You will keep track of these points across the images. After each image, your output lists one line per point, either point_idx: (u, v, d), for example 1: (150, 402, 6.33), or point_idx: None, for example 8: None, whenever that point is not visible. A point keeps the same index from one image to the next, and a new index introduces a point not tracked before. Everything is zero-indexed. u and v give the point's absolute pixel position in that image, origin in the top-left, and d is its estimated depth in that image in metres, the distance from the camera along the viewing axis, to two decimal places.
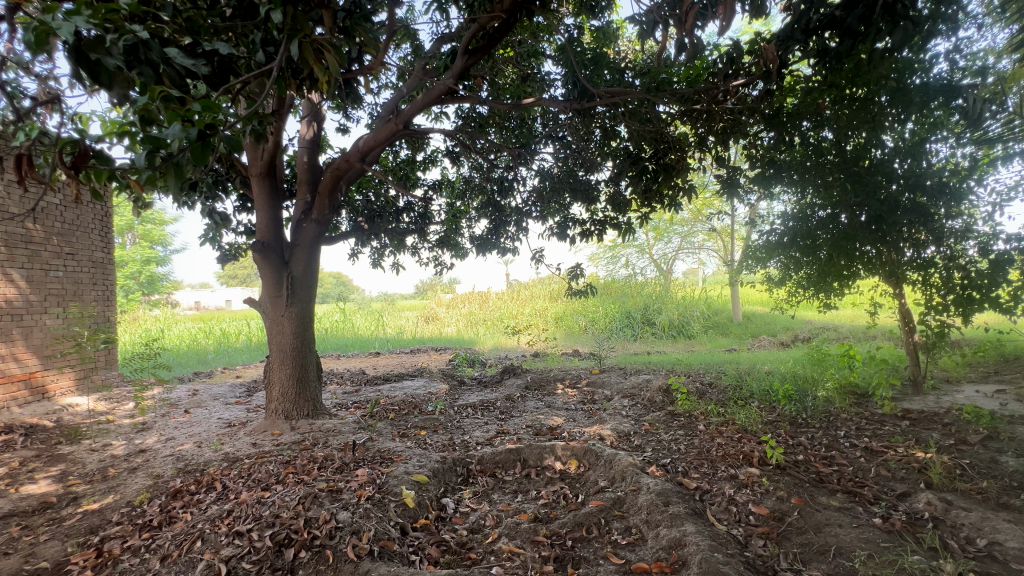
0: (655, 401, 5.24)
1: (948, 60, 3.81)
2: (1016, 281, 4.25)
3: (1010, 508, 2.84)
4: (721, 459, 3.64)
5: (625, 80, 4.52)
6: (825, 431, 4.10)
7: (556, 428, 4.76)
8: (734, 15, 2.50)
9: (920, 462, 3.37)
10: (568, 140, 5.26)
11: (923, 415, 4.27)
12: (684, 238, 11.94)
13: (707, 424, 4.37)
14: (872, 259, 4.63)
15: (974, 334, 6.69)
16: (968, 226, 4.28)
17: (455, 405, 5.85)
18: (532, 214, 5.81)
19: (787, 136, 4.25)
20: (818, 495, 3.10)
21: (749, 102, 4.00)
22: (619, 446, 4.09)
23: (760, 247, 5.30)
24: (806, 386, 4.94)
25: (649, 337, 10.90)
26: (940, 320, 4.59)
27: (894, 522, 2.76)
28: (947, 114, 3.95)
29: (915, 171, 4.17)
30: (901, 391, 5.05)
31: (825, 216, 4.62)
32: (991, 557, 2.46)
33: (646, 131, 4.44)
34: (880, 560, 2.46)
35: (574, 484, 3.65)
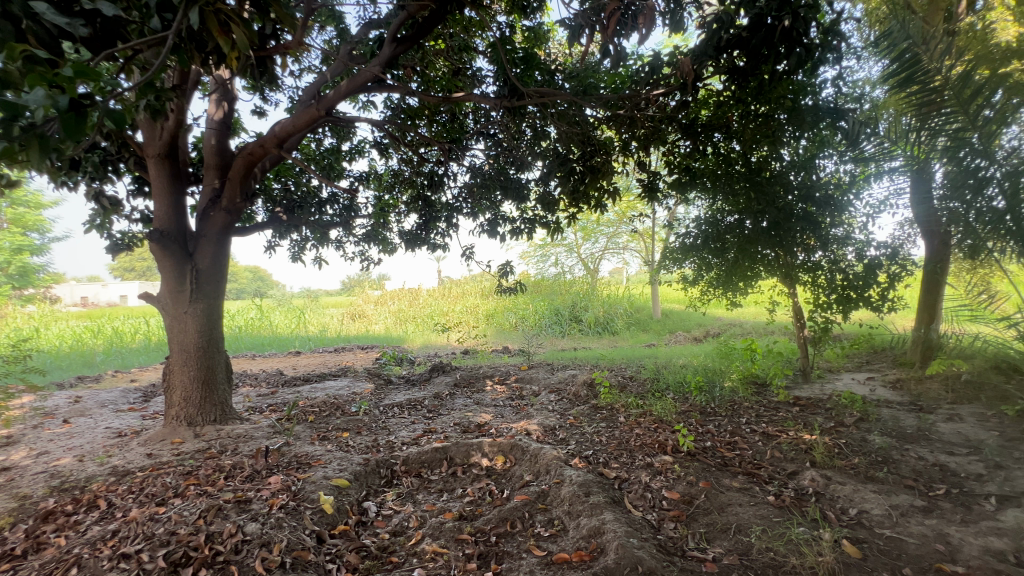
0: (580, 395, 5.42)
1: (834, 86, 4.26)
2: (883, 282, 4.88)
3: (875, 480, 3.24)
4: (639, 449, 3.85)
5: (554, 82, 4.60)
6: (729, 418, 4.47)
7: (484, 425, 4.76)
8: (653, 24, 2.63)
9: (806, 443, 3.76)
10: (498, 138, 5.23)
11: (810, 401, 4.78)
12: (610, 239, 12.43)
13: (627, 416, 4.60)
14: (771, 261, 5.05)
15: (851, 330, 7.60)
16: (848, 233, 4.81)
17: (381, 405, 5.66)
18: (463, 210, 5.73)
19: (701, 145, 4.55)
20: (721, 478, 3.36)
21: (668, 111, 4.27)
22: (544, 440, 4.17)
23: (676, 248, 5.62)
24: (714, 378, 5.36)
25: (576, 334, 11.26)
26: (825, 316, 5.13)
27: (784, 499, 3.06)
28: (833, 133, 4.43)
29: (807, 182, 4.69)
30: (793, 380, 5.63)
31: (732, 221, 5.02)
32: (860, 523, 2.79)
33: (574, 132, 4.58)
34: (772, 534, 2.71)
35: (500, 479, 3.67)
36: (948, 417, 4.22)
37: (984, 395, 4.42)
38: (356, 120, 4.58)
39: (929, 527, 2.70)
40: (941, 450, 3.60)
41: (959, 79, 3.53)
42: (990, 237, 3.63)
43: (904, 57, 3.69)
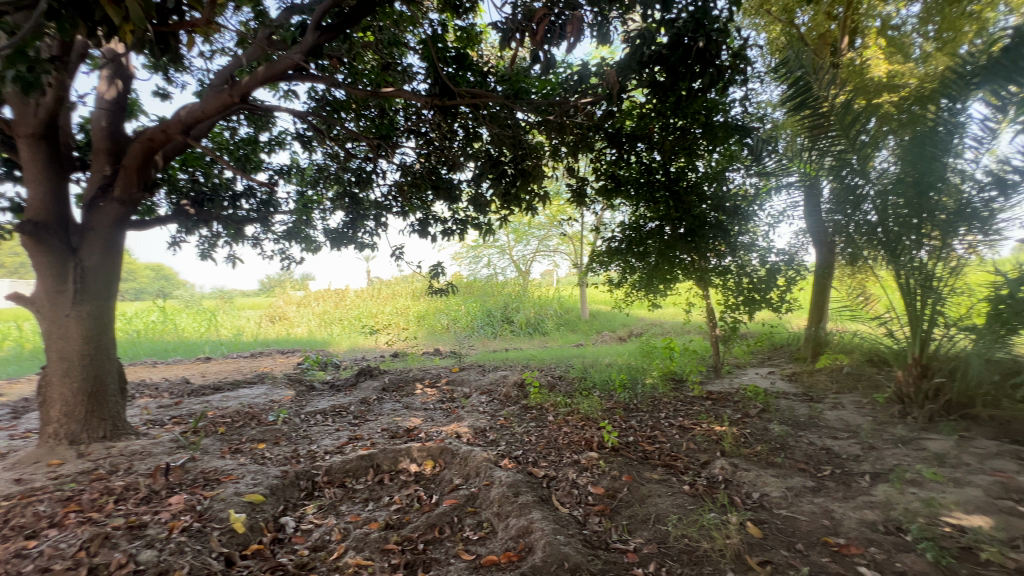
0: (511, 396, 5.46)
1: (742, 106, 4.66)
2: (781, 286, 5.38)
3: (774, 465, 3.57)
4: (566, 447, 3.96)
5: (486, 84, 4.60)
6: (650, 413, 4.72)
7: (413, 430, 4.65)
8: (581, 34, 2.69)
9: (717, 434, 4.06)
10: (429, 137, 5.13)
11: (721, 395, 5.18)
12: (541, 241, 12.66)
13: (556, 415, 4.71)
14: (687, 265, 5.40)
15: (756, 328, 8.33)
16: (752, 241, 5.24)
17: (302, 412, 5.34)
18: (392, 208, 5.58)
19: (626, 154, 4.85)
20: (642, 471, 3.54)
21: (595, 120, 4.44)
22: (474, 442, 4.16)
23: (603, 251, 5.80)
24: (637, 375, 5.67)
25: (508, 335, 11.37)
26: (733, 316, 5.57)
27: (698, 487, 3.28)
28: (740, 149, 4.80)
29: (719, 193, 5.03)
30: (706, 375, 6.08)
31: (652, 227, 5.33)
32: (762, 505, 3.06)
33: (505, 136, 4.63)
34: (686, 521, 2.88)
35: (429, 485, 3.59)
36: (833, 404, 4.75)
37: (861, 384, 5.04)
38: (276, 109, 4.27)
39: (818, 505, 3.00)
40: (828, 435, 4.04)
41: (842, 107, 4.06)
42: (865, 246, 4.18)
43: (798, 83, 4.08)
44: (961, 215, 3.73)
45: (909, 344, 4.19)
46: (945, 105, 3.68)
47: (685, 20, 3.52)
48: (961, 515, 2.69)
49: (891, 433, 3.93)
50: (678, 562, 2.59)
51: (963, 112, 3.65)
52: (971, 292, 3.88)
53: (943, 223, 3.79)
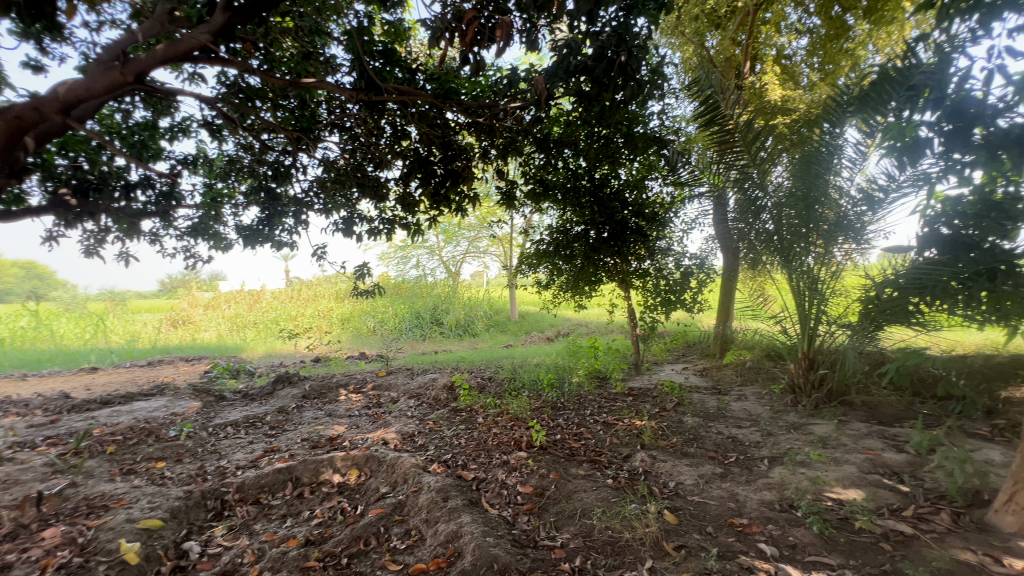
0: (440, 399, 5.39)
1: (659, 119, 4.98)
2: (694, 287, 5.78)
3: (688, 455, 3.84)
4: (496, 448, 3.99)
5: (415, 82, 4.51)
6: (576, 411, 4.89)
7: (336, 438, 4.44)
8: (510, 40, 2.70)
9: (638, 428, 4.29)
10: (354, 132, 4.92)
11: (641, 391, 5.48)
12: (471, 242, 12.59)
13: (485, 417, 4.71)
14: (611, 268, 5.66)
15: (671, 326, 8.92)
16: (668, 246, 5.63)
17: (210, 425, 4.89)
18: (314, 206, 5.29)
19: (554, 160, 5.00)
20: (569, 467, 3.65)
21: (523, 124, 4.47)
22: (402, 448, 4.06)
23: (532, 254, 5.90)
24: (564, 374, 5.86)
25: (437, 337, 11.23)
26: (652, 316, 5.90)
27: (621, 480, 3.44)
28: (657, 160, 5.12)
29: (640, 200, 5.29)
30: (628, 372, 6.42)
31: (578, 231, 5.51)
32: (677, 493, 3.28)
33: (434, 135, 4.62)
34: (610, 513, 3.00)
35: (353, 495, 3.44)
36: (738, 396, 5.21)
37: (760, 377, 5.58)
38: (178, 93, 3.88)
39: (725, 489, 3.27)
40: (733, 424, 4.42)
41: (745, 126, 4.45)
42: (764, 252, 4.59)
43: (708, 101, 4.41)
44: (840, 226, 4.27)
45: (800, 340, 4.71)
46: (827, 129, 4.19)
47: (608, 34, 3.68)
48: (840, 490, 3.05)
49: (785, 420, 4.39)
50: (601, 554, 2.70)
51: (841, 136, 4.17)
52: (848, 293, 4.44)
53: (826, 233, 4.31)
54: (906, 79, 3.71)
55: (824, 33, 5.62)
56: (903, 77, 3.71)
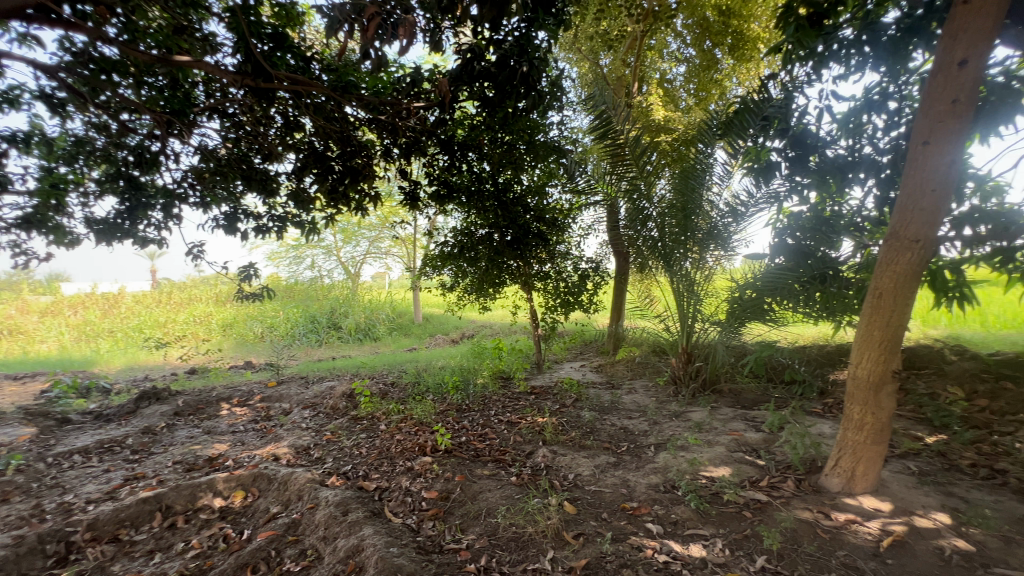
0: (339, 408, 5.11)
1: (558, 129, 5.23)
2: (590, 289, 6.15)
3: (585, 447, 4.08)
4: (399, 455, 3.90)
5: (310, 71, 4.24)
6: (481, 412, 4.95)
7: (216, 458, 4.01)
8: (414, 39, 2.62)
9: (539, 425, 4.46)
10: (239, 120, 4.50)
11: (542, 389, 5.69)
12: (372, 243, 12.02)
13: (388, 423, 4.57)
14: (514, 271, 5.84)
15: (570, 326, 9.38)
16: (567, 250, 5.94)
17: (50, 454, 4.13)
18: (189, 199, 4.72)
19: (458, 162, 4.99)
20: (474, 468, 3.69)
21: (428, 125, 4.50)
22: (296, 463, 3.85)
23: (436, 256, 5.86)
24: (469, 376, 5.89)
25: (335, 342, 10.60)
26: (553, 317, 6.16)
27: (524, 477, 3.55)
28: (556, 168, 5.38)
29: (540, 206, 5.53)
30: (530, 371, 6.64)
31: (482, 234, 5.60)
32: (576, 484, 3.47)
33: (332, 130, 4.40)
34: (513, 510, 3.08)
35: (238, 519, 3.14)
36: (629, 390, 5.65)
37: (648, 371, 6.11)
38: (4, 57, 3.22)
39: (618, 476, 3.53)
40: (625, 416, 4.78)
41: (633, 141, 4.80)
42: (650, 256, 5.10)
43: (602, 116, 4.69)
44: (711, 235, 4.84)
45: (680, 336, 5.22)
46: (702, 149, 4.70)
47: (511, 43, 3.81)
48: (712, 468, 3.46)
49: (669, 409, 4.85)
50: (506, 550, 2.77)
51: (710, 156, 4.73)
52: (717, 294, 5.04)
53: (700, 240, 4.86)
54: (760, 110, 4.30)
55: (698, 63, 6.34)
56: (758, 108, 4.30)
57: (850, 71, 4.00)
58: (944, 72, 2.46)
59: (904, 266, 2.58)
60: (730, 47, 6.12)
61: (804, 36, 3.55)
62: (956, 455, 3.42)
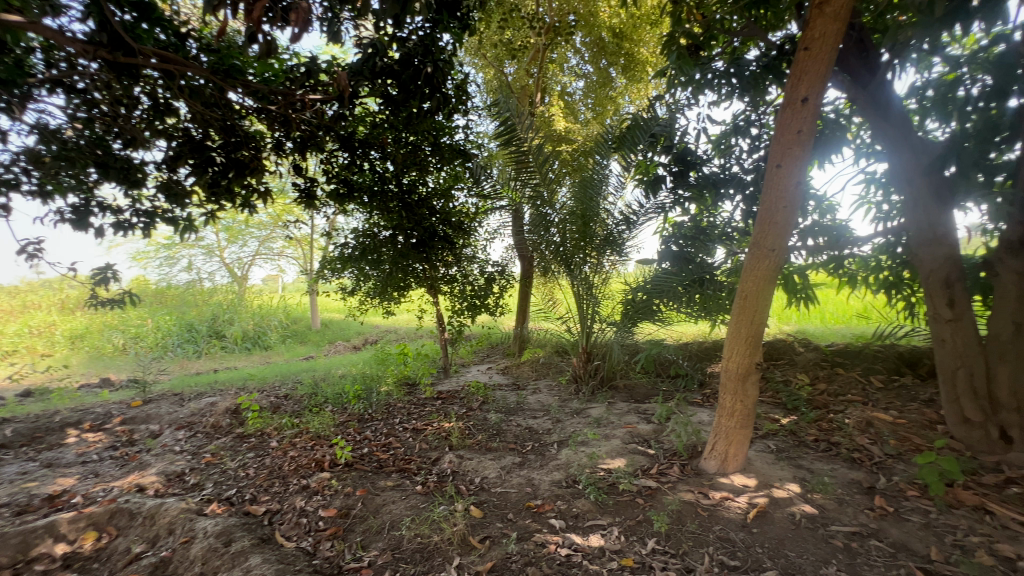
0: (221, 426, 4.60)
1: (463, 133, 5.23)
2: (496, 292, 6.19)
3: (491, 449, 4.11)
4: (293, 473, 3.62)
5: (185, 49, 3.78)
6: (385, 421, 4.78)
7: (60, 495, 3.40)
8: (307, 26, 2.38)
9: (446, 430, 4.40)
10: (92, 97, 3.87)
11: (449, 393, 5.64)
12: (262, 243, 10.96)
13: (280, 439, 4.22)
14: (420, 274, 5.72)
15: (478, 329, 9.40)
16: (474, 254, 5.94)
17: None
18: (22, 186, 3.94)
19: (359, 161, 4.82)
20: (377, 480, 3.53)
21: (325, 119, 4.21)
22: (166, 493, 3.42)
23: (335, 258, 5.60)
24: (372, 385, 5.64)
25: (217, 353, 9.54)
26: (459, 320, 6.15)
27: (430, 485, 3.47)
28: (462, 171, 5.37)
29: (446, 209, 5.47)
30: (437, 376, 6.56)
31: (386, 236, 5.42)
32: (482, 488, 3.47)
33: (212, 117, 3.97)
34: (419, 520, 3.00)
35: (90, 567, 2.73)
36: (533, 390, 5.81)
37: (551, 371, 6.34)
38: None
39: (523, 476, 3.60)
40: (529, 416, 4.90)
41: (536, 149, 4.95)
42: (553, 261, 5.32)
43: (506, 123, 4.78)
44: (608, 242, 5.19)
45: (579, 336, 5.53)
46: (599, 160, 4.98)
47: (415, 43, 3.79)
48: (609, 460, 3.68)
49: (570, 406, 5.08)
50: (411, 563, 2.69)
51: (607, 167, 5.03)
52: (614, 296, 5.38)
53: (597, 246, 5.18)
54: (649, 128, 4.72)
55: (595, 79, 6.74)
56: (647, 125, 4.71)
57: (721, 99, 4.51)
58: (791, 106, 2.88)
59: (763, 271, 2.98)
60: (623, 67, 6.62)
61: (684, 64, 3.95)
62: (803, 432, 4.01)
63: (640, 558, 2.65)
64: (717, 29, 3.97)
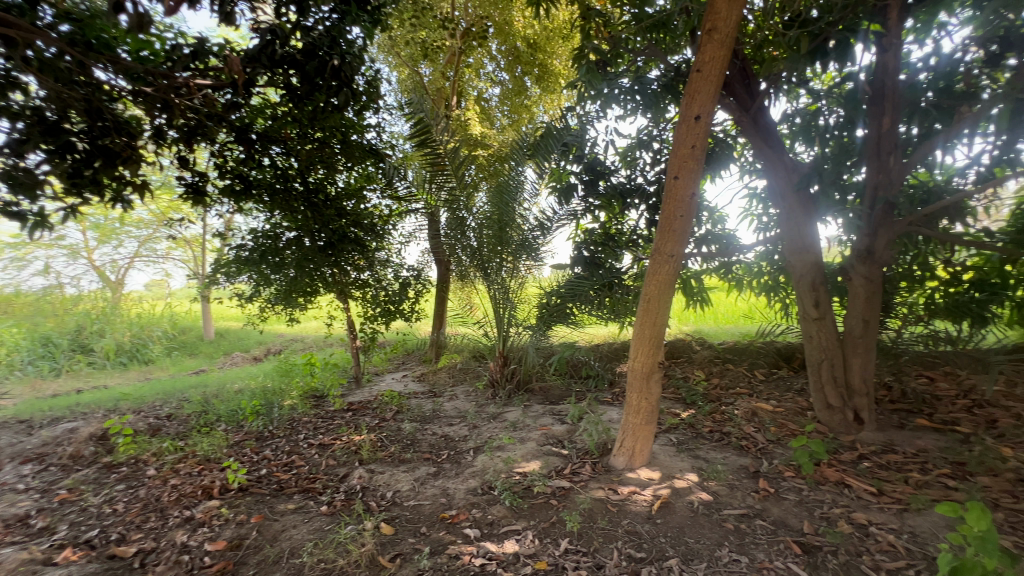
0: (83, 456, 3.94)
1: (376, 132, 5.03)
2: (412, 297, 6.00)
3: (405, 461, 3.95)
4: (174, 504, 3.20)
5: (33, 16, 3.22)
6: (287, 437, 4.41)
7: None
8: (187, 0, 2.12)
9: (356, 444, 4.15)
10: None
11: (360, 404, 5.35)
12: (142, 244, 9.66)
13: (159, 466, 3.71)
14: (328, 279, 5.36)
15: (393, 336, 9.06)
16: (387, 257, 5.74)
17: None
18: None
19: (258, 156, 4.43)
20: (276, 505, 3.24)
21: (217, 108, 3.82)
22: (4, 542, 2.86)
23: (230, 261, 5.11)
24: (273, 399, 5.18)
25: (81, 370, 8.25)
26: (372, 326, 5.88)
27: (336, 504, 3.25)
28: (375, 170, 5.20)
29: (357, 210, 5.22)
30: (347, 387, 6.20)
31: (290, 237, 5.02)
32: (394, 502, 3.32)
33: (72, 96, 3.41)
34: (322, 544, 2.78)
35: None
36: (450, 396, 5.71)
37: (468, 376, 6.28)
38: None
39: (437, 487, 3.49)
40: (445, 424, 4.79)
41: (451, 152, 4.84)
42: (469, 265, 5.34)
43: (419, 123, 4.60)
44: (524, 247, 5.24)
45: (496, 340, 5.57)
46: (514, 166, 5.01)
47: (321, 33, 3.55)
48: (524, 463, 3.70)
49: (487, 411, 5.06)
50: None
51: (523, 175, 5.06)
52: (529, 300, 5.48)
53: (513, 251, 5.23)
54: (560, 137, 4.83)
55: (511, 87, 6.86)
56: (558, 135, 4.82)
57: (627, 113, 4.78)
58: (686, 123, 3.11)
59: (663, 276, 3.18)
60: (537, 77, 6.78)
61: (592, 77, 4.12)
62: (700, 424, 4.35)
63: (553, 560, 2.68)
64: (622, 48, 4.22)
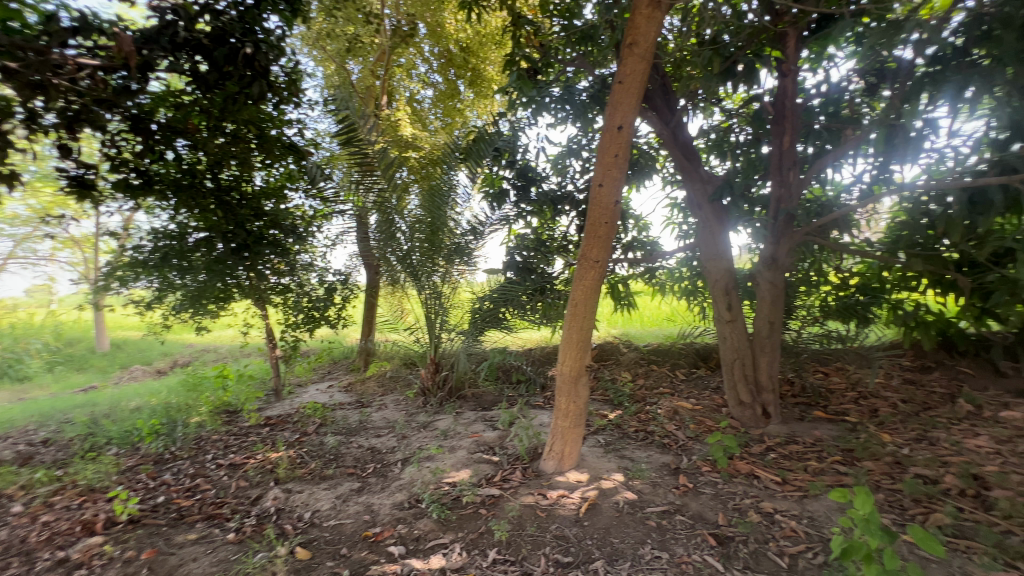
0: None
1: (298, 128, 4.75)
2: (338, 303, 5.70)
3: (327, 477, 3.71)
4: (43, 545, 2.78)
5: None
6: (192, 459, 4.01)
7: None
8: None
9: (272, 462, 3.83)
10: None
11: (279, 418, 4.98)
12: (19, 244, 8.44)
13: (28, 501, 3.21)
14: (243, 285, 4.91)
15: (317, 344, 8.56)
16: (311, 261, 5.34)
17: None
18: None
19: (159, 147, 3.88)
20: (174, 536, 2.91)
21: (111, 92, 3.38)
22: None
23: (124, 265, 4.60)
24: (177, 417, 4.68)
25: None
26: (294, 334, 5.50)
27: (245, 530, 2.98)
28: (297, 169, 4.92)
29: (276, 211, 4.96)
30: (265, 401, 5.75)
31: (198, 239, 4.62)
32: (312, 523, 3.10)
33: None
34: None
35: None
36: (379, 406, 5.48)
37: (399, 384, 6.06)
38: None
39: (361, 503, 3.31)
40: (373, 435, 4.58)
41: (380, 152, 4.67)
42: (399, 270, 5.17)
43: (346, 122, 4.47)
44: (456, 251, 5.17)
45: (427, 347, 5.43)
46: (448, 169, 4.91)
47: (232, 18, 3.37)
48: (454, 473, 3.61)
49: (417, 420, 4.91)
50: None
51: (454, 180, 4.98)
52: (462, 305, 5.39)
53: (445, 255, 5.14)
54: (492, 141, 4.85)
55: (443, 90, 6.77)
56: (490, 140, 4.84)
57: (557, 122, 4.86)
58: (610, 132, 3.20)
59: (589, 283, 3.26)
60: (470, 80, 6.74)
61: (523, 84, 4.20)
62: (626, 425, 4.50)
63: (480, 572, 2.63)
64: (553, 58, 4.43)
